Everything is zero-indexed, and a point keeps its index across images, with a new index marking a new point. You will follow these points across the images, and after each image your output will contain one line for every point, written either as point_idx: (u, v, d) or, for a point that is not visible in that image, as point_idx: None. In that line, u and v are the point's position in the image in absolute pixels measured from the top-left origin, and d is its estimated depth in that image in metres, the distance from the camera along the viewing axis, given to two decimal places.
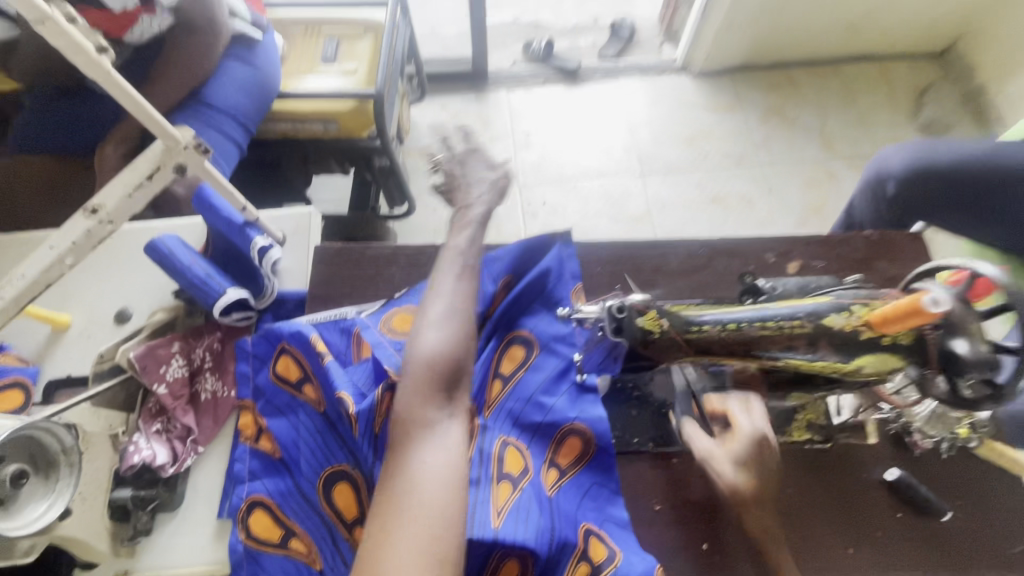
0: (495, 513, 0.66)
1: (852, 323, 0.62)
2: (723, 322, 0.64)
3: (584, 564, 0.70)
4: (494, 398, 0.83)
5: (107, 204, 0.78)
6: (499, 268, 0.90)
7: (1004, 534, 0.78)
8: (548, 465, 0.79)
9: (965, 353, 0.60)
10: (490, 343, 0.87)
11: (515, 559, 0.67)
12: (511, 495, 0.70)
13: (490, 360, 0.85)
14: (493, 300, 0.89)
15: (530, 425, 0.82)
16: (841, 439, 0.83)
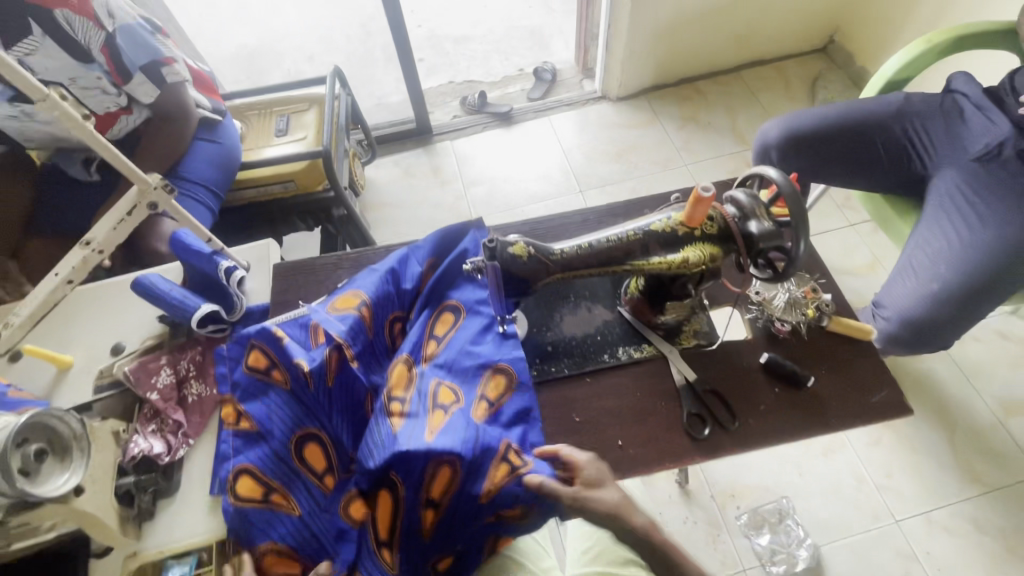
0: (427, 432, 0.80)
1: (671, 225, 0.82)
2: (578, 244, 0.84)
3: (505, 464, 0.81)
4: (431, 353, 0.95)
5: (97, 238, 1.05)
6: (422, 253, 1.04)
7: (864, 389, 0.94)
8: (479, 398, 0.90)
9: (756, 230, 0.80)
10: (426, 315, 1.00)
11: (448, 468, 0.80)
12: (443, 419, 0.84)
13: (426, 327, 0.98)
14: (422, 278, 1.03)
15: (462, 370, 0.93)
16: (721, 339, 1.01)
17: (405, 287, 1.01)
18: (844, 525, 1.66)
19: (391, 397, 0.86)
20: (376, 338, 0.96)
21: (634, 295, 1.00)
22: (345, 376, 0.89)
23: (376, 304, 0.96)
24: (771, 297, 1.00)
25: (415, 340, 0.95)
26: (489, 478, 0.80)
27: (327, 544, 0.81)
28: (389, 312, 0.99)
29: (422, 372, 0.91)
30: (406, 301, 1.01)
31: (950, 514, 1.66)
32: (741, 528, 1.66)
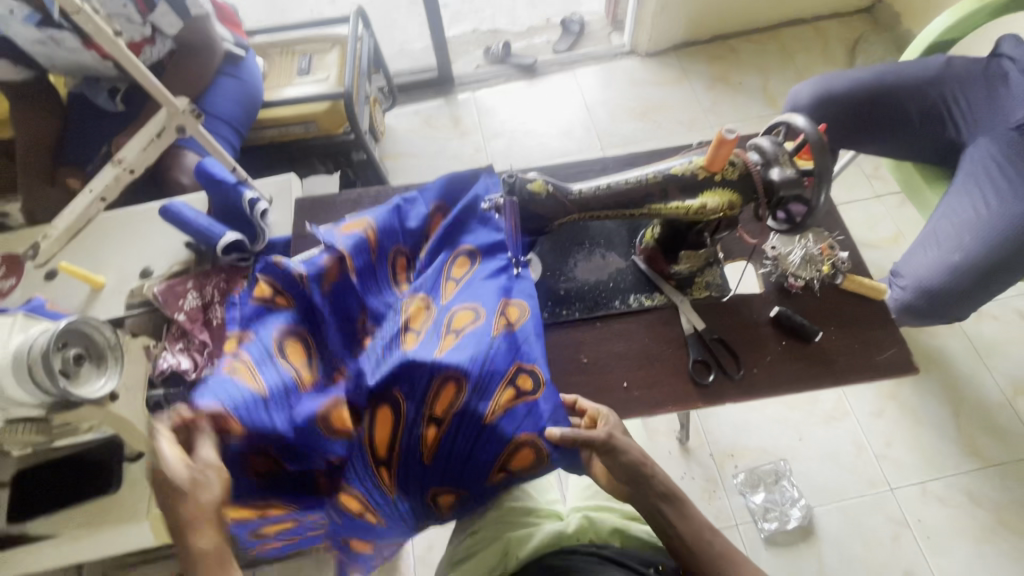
0: (436, 350, 0.81)
1: (691, 169, 0.82)
2: (597, 185, 0.84)
3: (511, 389, 0.81)
4: (449, 294, 0.93)
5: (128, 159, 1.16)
6: (430, 196, 1.03)
7: (872, 347, 0.95)
8: (501, 313, 0.89)
9: (778, 178, 0.79)
10: (427, 246, 1.01)
11: (452, 385, 0.78)
12: (453, 341, 0.83)
13: (432, 258, 0.99)
14: (428, 220, 1.02)
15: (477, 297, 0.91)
16: (733, 292, 1.01)
17: (410, 225, 1.00)
18: (839, 490, 1.70)
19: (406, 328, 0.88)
20: (378, 262, 0.95)
21: (649, 244, 1.01)
22: (343, 286, 0.89)
23: (381, 228, 0.97)
24: (786, 253, 1.00)
25: (428, 275, 0.96)
26: (495, 399, 0.80)
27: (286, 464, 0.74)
28: (394, 243, 0.98)
29: (435, 306, 0.91)
30: (412, 238, 1.01)
31: (945, 486, 1.69)
32: (737, 486, 1.72)
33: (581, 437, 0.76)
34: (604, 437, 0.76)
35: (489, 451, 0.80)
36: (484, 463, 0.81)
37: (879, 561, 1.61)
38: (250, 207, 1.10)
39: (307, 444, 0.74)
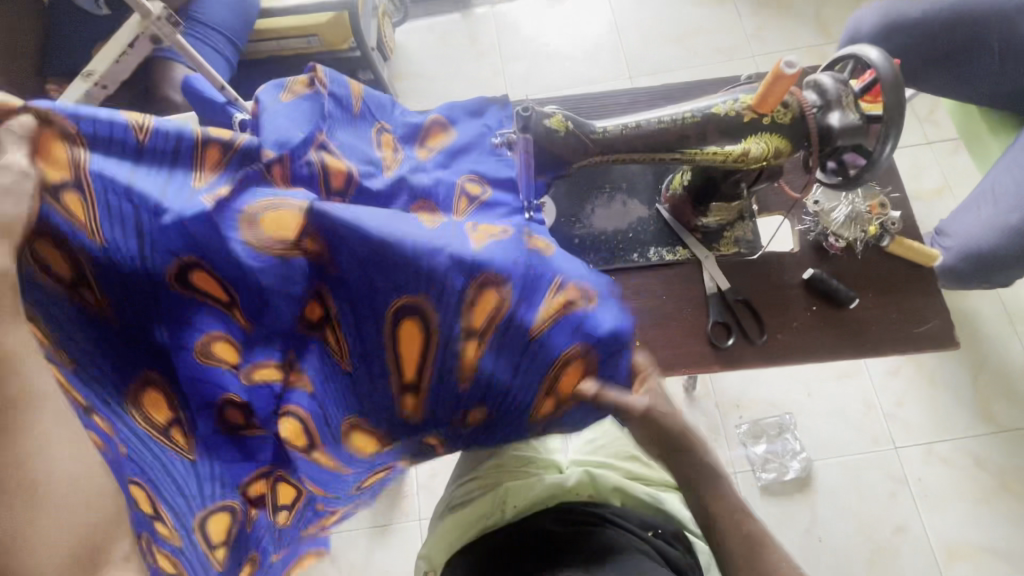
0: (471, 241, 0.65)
1: (736, 109, 0.70)
2: (624, 124, 0.73)
3: (561, 297, 0.67)
4: (461, 209, 0.81)
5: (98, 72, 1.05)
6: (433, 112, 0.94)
7: (910, 318, 0.87)
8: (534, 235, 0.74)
9: (838, 124, 0.69)
10: (421, 145, 0.90)
11: (493, 289, 0.63)
12: (488, 238, 0.68)
13: (421, 151, 0.89)
14: (425, 126, 0.91)
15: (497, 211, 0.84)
16: (764, 249, 0.93)
17: (401, 121, 0.91)
18: (841, 445, 1.66)
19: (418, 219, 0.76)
20: (359, 124, 0.83)
21: (677, 192, 0.90)
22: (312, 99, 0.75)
23: (369, 96, 0.86)
24: (830, 209, 0.90)
25: (432, 168, 0.85)
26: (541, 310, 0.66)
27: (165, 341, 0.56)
28: (379, 120, 0.87)
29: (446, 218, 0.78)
30: (404, 135, 0.89)
31: (950, 447, 1.65)
32: (738, 437, 1.67)
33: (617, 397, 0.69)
34: (644, 406, 0.70)
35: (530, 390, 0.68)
36: (528, 395, 0.68)
37: (872, 515, 1.59)
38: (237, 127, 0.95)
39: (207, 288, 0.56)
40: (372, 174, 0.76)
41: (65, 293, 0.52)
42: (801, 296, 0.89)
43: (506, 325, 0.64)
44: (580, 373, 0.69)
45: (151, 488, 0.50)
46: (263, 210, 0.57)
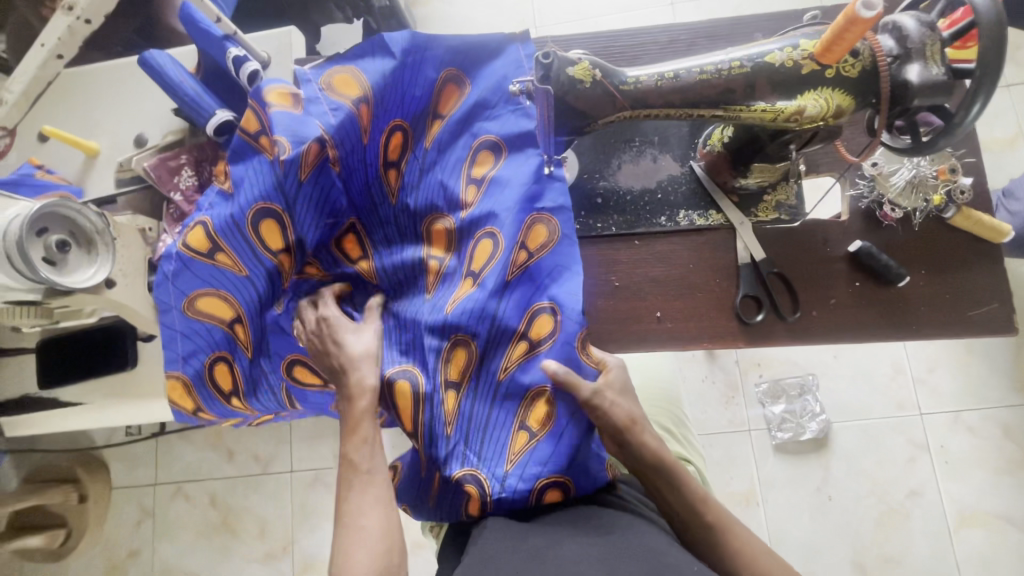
0: (450, 302, 0.78)
1: (795, 58, 0.60)
2: (660, 74, 0.64)
3: (524, 343, 0.74)
4: (470, 201, 0.80)
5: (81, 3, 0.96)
6: (440, 58, 0.82)
7: (964, 299, 0.80)
8: (519, 245, 0.77)
9: (917, 78, 0.58)
10: (433, 115, 0.84)
11: (462, 352, 0.77)
12: (471, 288, 0.77)
13: (432, 124, 0.83)
14: (437, 89, 0.83)
15: (504, 212, 0.78)
16: (807, 217, 0.83)
17: (413, 93, 0.82)
18: (863, 408, 1.59)
19: (428, 254, 0.82)
20: (370, 150, 0.80)
21: (715, 149, 0.81)
22: (324, 171, 0.77)
23: (378, 100, 0.79)
24: (889, 172, 0.79)
25: (439, 150, 0.83)
26: (506, 355, 0.75)
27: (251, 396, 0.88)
28: (396, 114, 0.82)
29: (459, 222, 0.80)
30: (416, 114, 0.83)
31: (980, 417, 1.57)
32: (757, 395, 1.61)
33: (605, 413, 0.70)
34: (591, 392, 0.70)
35: (498, 453, 0.72)
36: (503, 431, 0.74)
37: (888, 478, 1.55)
38: (233, 65, 0.91)
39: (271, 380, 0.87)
40: (381, 211, 0.83)
41: (225, 328, 0.82)
42: (841, 270, 0.82)
43: (481, 360, 0.76)
44: (543, 415, 0.72)
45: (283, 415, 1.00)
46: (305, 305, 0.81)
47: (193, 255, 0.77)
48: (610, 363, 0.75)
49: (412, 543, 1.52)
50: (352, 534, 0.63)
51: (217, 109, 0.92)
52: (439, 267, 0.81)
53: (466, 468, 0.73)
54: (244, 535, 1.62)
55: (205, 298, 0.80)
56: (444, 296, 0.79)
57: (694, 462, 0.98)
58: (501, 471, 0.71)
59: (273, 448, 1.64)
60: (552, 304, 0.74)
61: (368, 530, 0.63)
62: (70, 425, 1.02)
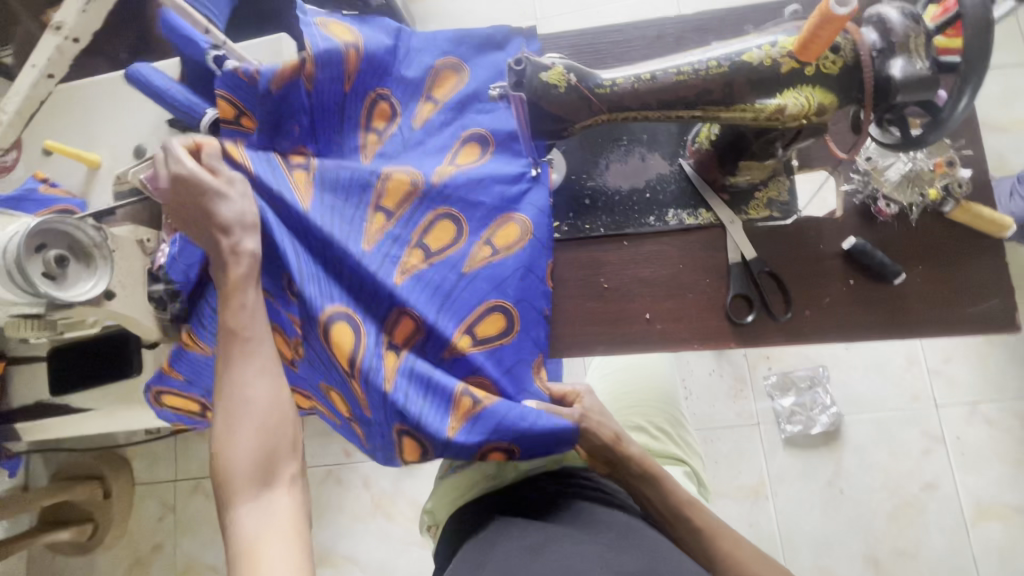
0: (401, 271, 0.74)
1: (773, 56, 0.59)
2: (637, 75, 0.63)
3: (467, 337, 0.74)
4: (441, 179, 0.80)
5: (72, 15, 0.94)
6: (440, 48, 0.84)
7: (962, 295, 0.78)
8: (484, 241, 0.78)
9: (900, 73, 0.56)
10: (425, 98, 0.84)
11: (410, 319, 0.73)
12: (422, 262, 0.76)
13: (424, 106, 0.84)
14: (432, 72, 0.84)
15: (470, 203, 0.79)
16: (801, 214, 0.82)
17: (406, 75, 0.83)
18: (876, 400, 1.55)
19: (377, 205, 0.77)
20: (349, 101, 0.78)
21: (704, 147, 0.79)
22: (290, 95, 0.74)
23: (368, 57, 0.78)
24: (884, 166, 0.77)
25: (420, 130, 0.83)
26: (451, 341, 0.73)
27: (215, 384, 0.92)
28: (381, 84, 0.82)
29: (424, 181, 0.78)
30: (406, 88, 0.83)
31: (999, 408, 1.52)
32: (766, 388, 1.59)
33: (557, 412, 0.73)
34: (579, 416, 0.75)
35: (439, 417, 0.69)
36: (444, 399, 0.70)
37: (901, 471, 1.51)
38: (215, 65, 0.93)
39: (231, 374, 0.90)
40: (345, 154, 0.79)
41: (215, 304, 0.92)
42: (833, 267, 0.80)
43: (429, 332, 0.73)
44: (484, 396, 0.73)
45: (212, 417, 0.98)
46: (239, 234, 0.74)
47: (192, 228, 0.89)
48: (582, 389, 0.78)
49: (421, 536, 1.53)
50: (237, 407, 0.64)
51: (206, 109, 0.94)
52: (384, 225, 0.76)
53: (404, 429, 0.69)
54: None
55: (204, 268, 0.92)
56: (391, 260, 0.75)
57: (688, 463, 0.96)
58: (443, 439, 0.68)
59: None
60: (512, 308, 0.76)
61: (251, 404, 0.64)
62: (84, 429, 1.06)
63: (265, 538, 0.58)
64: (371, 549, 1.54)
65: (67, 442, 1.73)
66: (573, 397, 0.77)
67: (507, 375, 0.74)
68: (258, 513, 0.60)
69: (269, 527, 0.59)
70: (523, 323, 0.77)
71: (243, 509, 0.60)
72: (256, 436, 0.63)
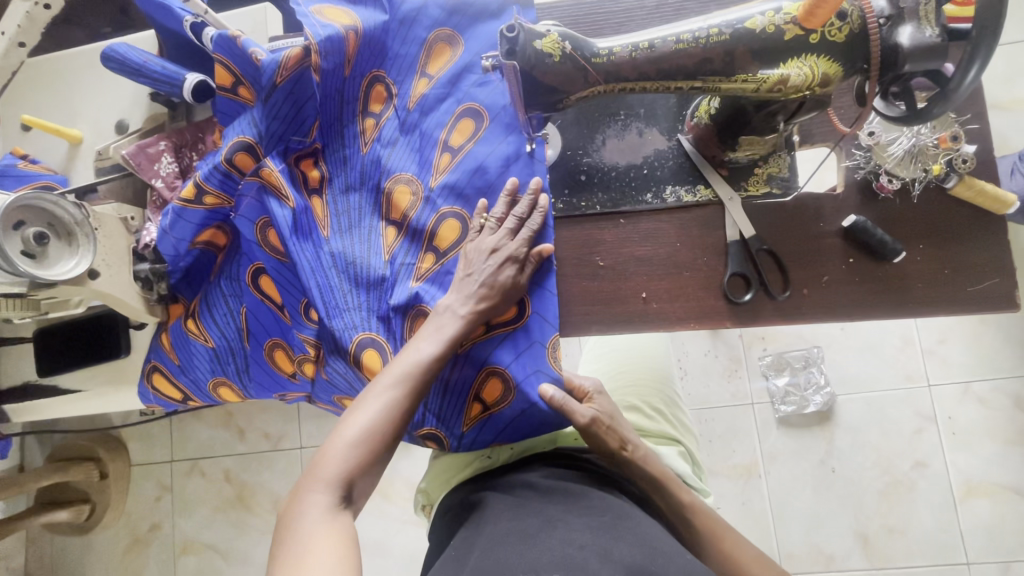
0: (416, 277, 0.77)
1: (777, 23, 0.56)
2: (635, 44, 0.60)
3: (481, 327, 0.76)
4: (442, 168, 0.79)
5: None
6: (434, 18, 0.82)
7: (963, 275, 0.77)
8: None
9: (909, 42, 0.54)
10: (419, 73, 0.83)
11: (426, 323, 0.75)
12: (435, 263, 0.77)
13: (419, 82, 0.82)
14: (428, 45, 0.82)
15: (474, 195, 0.77)
16: (801, 191, 0.80)
17: (400, 51, 0.83)
18: (870, 380, 1.55)
19: (390, 220, 0.81)
20: (348, 86, 0.83)
21: (703, 122, 0.76)
22: (300, 80, 0.80)
23: (367, 39, 0.81)
24: (887, 141, 0.74)
25: (421, 109, 0.82)
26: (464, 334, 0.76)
27: (214, 366, 0.94)
28: (377, 66, 0.84)
29: (427, 193, 0.79)
30: (402, 69, 0.83)
31: (991, 388, 1.52)
32: (760, 368, 1.59)
33: (565, 408, 0.72)
34: (589, 418, 0.73)
35: (455, 414, 0.77)
36: (462, 399, 0.77)
37: (891, 450, 1.52)
38: (192, 34, 0.90)
39: (231, 355, 0.92)
40: (351, 160, 0.84)
41: (216, 275, 0.92)
42: (831, 245, 0.79)
43: None
44: (499, 391, 0.75)
45: (190, 392, 0.98)
46: (265, 221, 0.83)
47: (184, 204, 0.85)
48: (593, 389, 0.78)
49: (417, 516, 1.54)
50: (327, 466, 0.58)
51: (187, 75, 0.91)
52: (396, 239, 0.80)
53: (428, 426, 0.78)
54: (256, 509, 1.66)
55: (202, 241, 0.90)
56: (405, 269, 0.78)
57: (683, 443, 0.94)
58: (459, 431, 0.77)
59: (282, 426, 1.67)
60: (524, 295, 0.76)
61: (385, 399, 0.62)
62: (75, 410, 1.05)
63: (316, 542, 0.52)
64: (369, 527, 1.55)
65: (62, 423, 1.72)
66: (584, 396, 0.78)
67: (520, 359, 0.75)
68: (327, 513, 0.55)
69: (322, 536, 0.53)
70: (535, 307, 0.76)
71: (320, 501, 0.55)
72: (353, 454, 0.58)
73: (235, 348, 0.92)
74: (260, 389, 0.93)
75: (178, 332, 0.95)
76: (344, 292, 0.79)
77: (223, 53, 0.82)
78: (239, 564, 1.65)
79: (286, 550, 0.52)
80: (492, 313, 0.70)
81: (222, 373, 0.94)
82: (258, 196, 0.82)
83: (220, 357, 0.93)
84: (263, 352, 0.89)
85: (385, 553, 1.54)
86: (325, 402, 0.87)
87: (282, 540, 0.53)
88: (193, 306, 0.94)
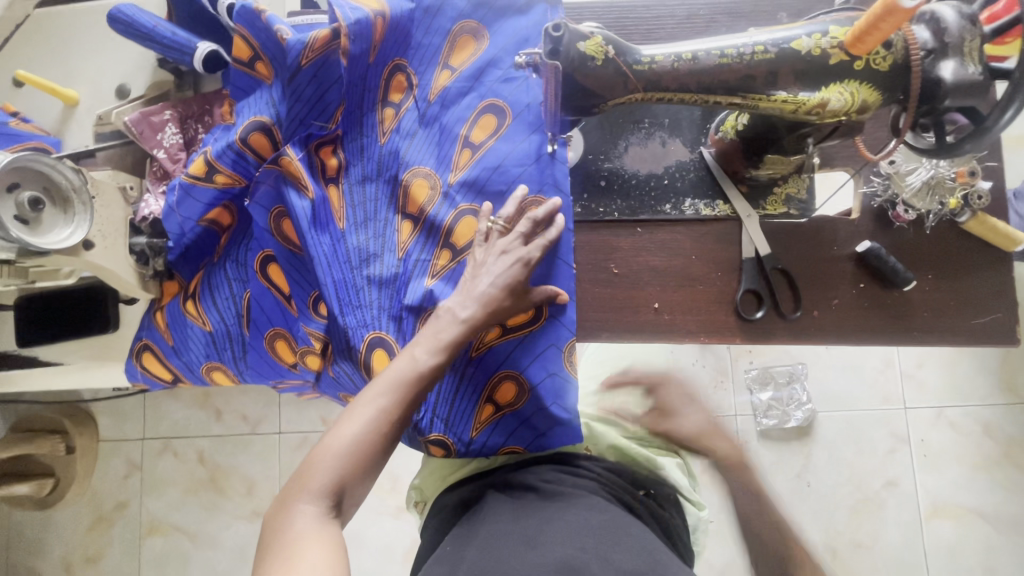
0: (429, 275, 0.75)
1: (823, 46, 0.56)
2: (678, 54, 0.60)
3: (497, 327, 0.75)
4: (461, 165, 0.77)
5: None
6: (460, 9, 0.80)
7: (965, 306, 0.79)
8: None
9: (950, 76, 0.55)
10: (441, 65, 0.81)
11: None
12: (450, 261, 0.75)
13: (440, 74, 0.80)
14: (451, 38, 0.80)
15: (495, 195, 0.75)
16: (816, 213, 0.81)
17: (422, 41, 0.81)
18: (850, 399, 1.59)
19: (406, 212, 0.79)
20: (371, 73, 0.80)
21: (728, 137, 0.76)
22: (326, 63, 0.77)
23: (393, 25, 0.79)
24: (906, 171, 0.75)
25: (448, 99, 0.79)
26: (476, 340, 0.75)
27: (210, 349, 0.90)
28: (398, 53, 0.81)
29: (446, 188, 0.77)
30: (423, 58, 0.81)
31: (963, 413, 1.57)
32: (746, 381, 1.61)
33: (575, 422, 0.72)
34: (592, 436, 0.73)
35: (465, 418, 0.75)
36: (471, 402, 0.75)
37: (865, 468, 1.56)
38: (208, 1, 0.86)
39: (228, 340, 0.89)
40: (369, 147, 0.81)
41: (218, 258, 0.89)
42: (843, 268, 0.80)
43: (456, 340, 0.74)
44: (512, 393, 0.75)
45: (179, 372, 0.94)
46: (281, 210, 0.80)
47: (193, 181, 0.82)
48: None
49: (396, 508, 1.52)
50: (314, 474, 0.56)
51: (199, 43, 0.87)
52: (412, 231, 0.78)
53: (435, 433, 0.75)
54: (230, 492, 1.62)
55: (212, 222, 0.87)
56: (419, 265, 0.76)
57: None
58: (468, 437, 0.75)
59: (262, 410, 1.63)
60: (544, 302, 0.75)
61: (376, 406, 0.59)
62: (51, 382, 1.00)
63: (299, 555, 0.50)
64: None
65: (28, 394, 1.64)
66: None
67: (537, 362, 0.74)
68: (314, 525, 0.53)
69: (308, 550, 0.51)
70: (554, 311, 0.75)
71: (308, 510, 0.54)
72: (341, 464, 0.56)
73: (233, 334, 0.89)
74: (257, 376, 0.90)
75: (173, 313, 0.92)
76: (357, 288, 0.77)
77: (242, 23, 0.79)
78: (209, 547, 1.61)
79: (270, 560, 0.51)
80: (492, 309, 0.67)
81: (217, 358, 0.91)
82: (276, 181, 0.79)
83: (217, 340, 0.90)
84: (263, 341, 0.86)
85: (361, 543, 1.52)
86: (327, 394, 0.85)
87: (269, 548, 0.52)
88: (194, 287, 0.91)
